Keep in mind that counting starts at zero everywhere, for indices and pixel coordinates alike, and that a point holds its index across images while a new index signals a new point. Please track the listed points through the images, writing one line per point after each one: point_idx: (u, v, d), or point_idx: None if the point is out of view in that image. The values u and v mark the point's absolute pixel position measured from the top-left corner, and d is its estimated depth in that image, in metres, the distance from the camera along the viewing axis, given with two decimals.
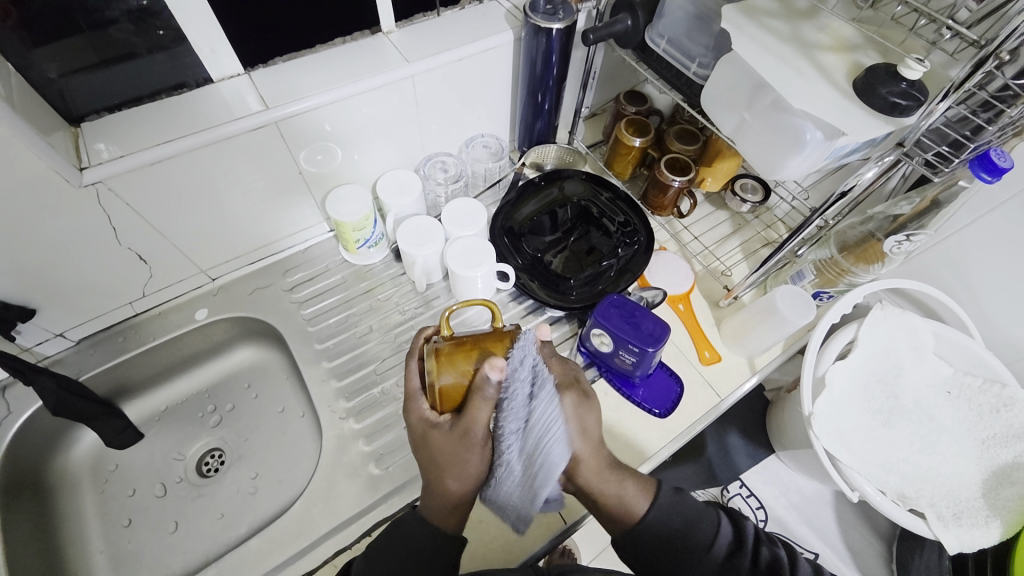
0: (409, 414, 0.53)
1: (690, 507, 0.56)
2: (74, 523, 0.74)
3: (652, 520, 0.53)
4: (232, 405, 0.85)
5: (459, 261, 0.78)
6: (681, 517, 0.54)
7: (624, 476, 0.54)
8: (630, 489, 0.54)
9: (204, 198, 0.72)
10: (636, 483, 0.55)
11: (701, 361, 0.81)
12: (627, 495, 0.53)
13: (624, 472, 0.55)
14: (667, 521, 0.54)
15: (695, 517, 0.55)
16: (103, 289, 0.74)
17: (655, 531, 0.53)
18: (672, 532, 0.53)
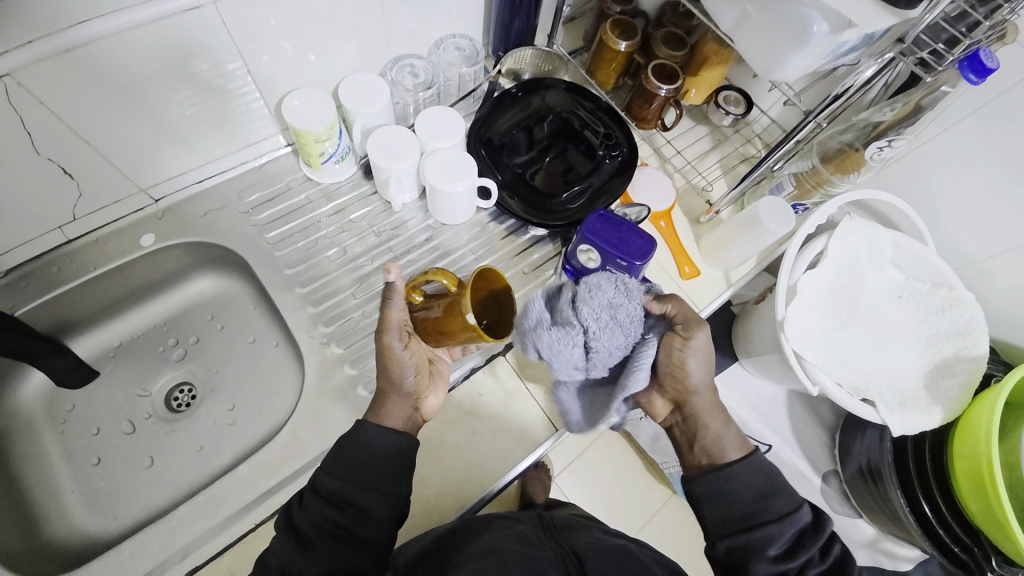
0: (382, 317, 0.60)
1: (775, 484, 0.57)
2: (38, 465, 0.69)
3: (735, 470, 0.57)
4: (196, 337, 0.79)
5: (438, 175, 0.73)
6: (765, 485, 0.56)
7: (725, 422, 0.61)
8: (728, 435, 0.60)
9: (130, 98, 0.61)
10: (735, 436, 0.60)
11: (681, 276, 0.82)
12: (722, 437, 0.60)
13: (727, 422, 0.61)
14: (745, 488, 0.57)
15: (777, 496, 0.55)
16: (24, 211, 0.63)
17: (737, 486, 0.57)
18: (753, 495, 0.56)
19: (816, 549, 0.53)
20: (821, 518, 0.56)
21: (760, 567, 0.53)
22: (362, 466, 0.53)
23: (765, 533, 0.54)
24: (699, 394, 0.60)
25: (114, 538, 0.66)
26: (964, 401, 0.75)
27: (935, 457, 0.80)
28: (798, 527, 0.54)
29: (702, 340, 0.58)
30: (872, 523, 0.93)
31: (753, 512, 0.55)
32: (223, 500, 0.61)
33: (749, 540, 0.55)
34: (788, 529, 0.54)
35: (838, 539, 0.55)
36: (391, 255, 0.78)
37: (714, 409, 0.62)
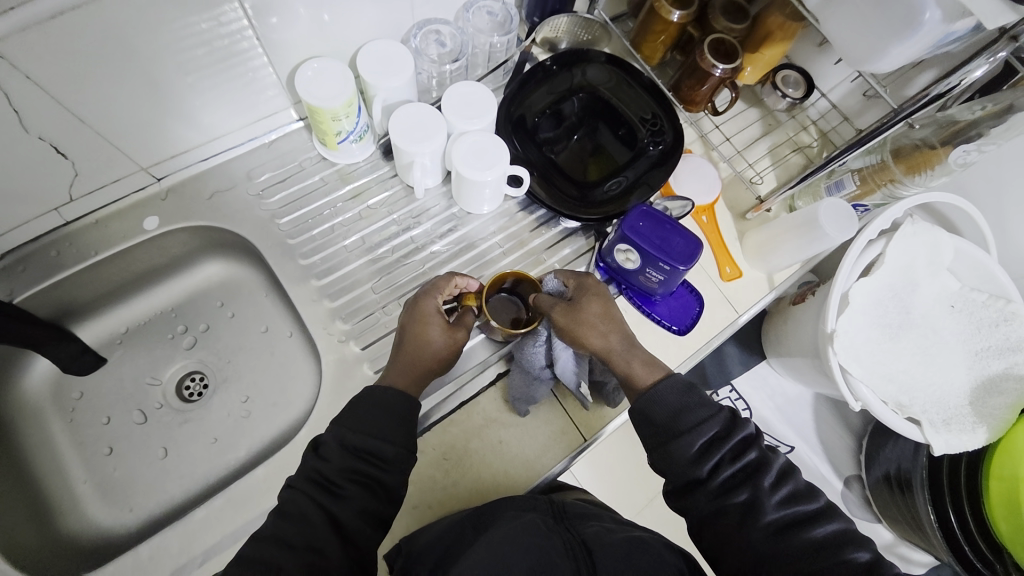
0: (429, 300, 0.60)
1: (691, 397, 0.54)
2: (50, 453, 0.67)
3: (642, 399, 0.55)
4: (206, 325, 0.75)
5: (467, 162, 0.66)
6: (674, 402, 0.54)
7: (632, 364, 0.58)
8: (635, 376, 0.58)
9: (127, 70, 0.54)
10: (643, 374, 0.57)
11: (722, 277, 0.77)
12: (629, 380, 0.58)
13: (633, 361, 0.58)
14: (646, 416, 0.54)
15: (685, 403, 0.53)
16: (17, 192, 0.58)
17: (645, 413, 0.54)
18: (665, 411, 0.53)
19: (725, 452, 0.51)
20: (738, 421, 0.53)
21: (674, 477, 0.52)
22: (367, 430, 0.51)
23: (679, 444, 0.51)
24: (593, 351, 0.60)
25: (130, 530, 0.65)
26: (1008, 420, 0.72)
27: (970, 476, 0.78)
28: (712, 430, 0.52)
29: (565, 313, 0.60)
30: (892, 530, 0.93)
31: (670, 426, 0.53)
32: (242, 503, 0.59)
33: (659, 454, 0.53)
34: (700, 438, 0.51)
35: (756, 445, 0.52)
36: (412, 246, 0.72)
37: (620, 352, 0.59)
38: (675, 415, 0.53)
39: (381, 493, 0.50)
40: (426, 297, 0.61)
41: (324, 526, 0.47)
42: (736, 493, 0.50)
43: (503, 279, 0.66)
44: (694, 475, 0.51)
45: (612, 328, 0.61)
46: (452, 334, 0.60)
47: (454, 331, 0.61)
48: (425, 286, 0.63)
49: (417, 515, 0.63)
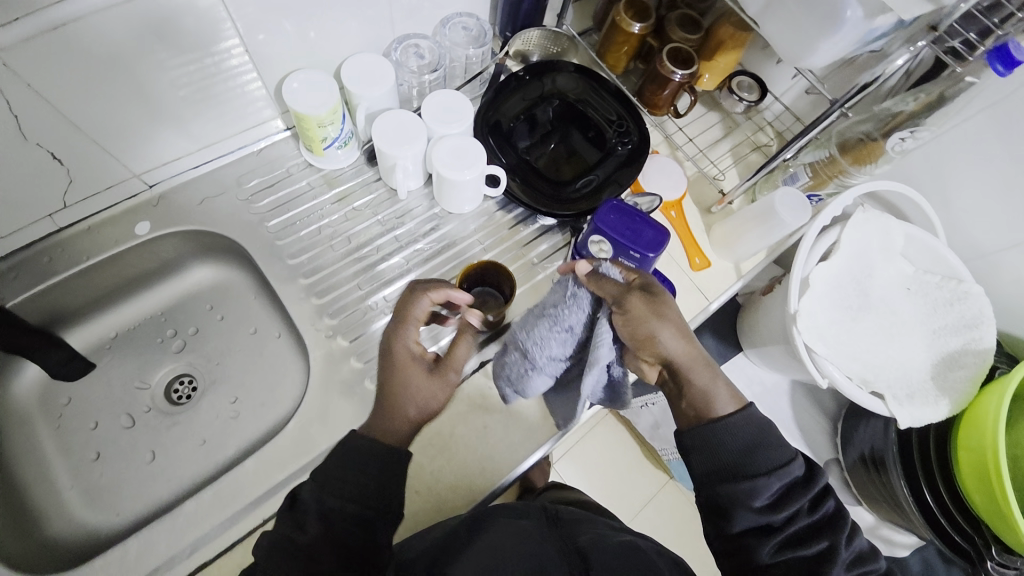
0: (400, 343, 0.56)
1: (767, 436, 0.55)
2: (36, 460, 0.67)
3: (730, 419, 0.55)
4: (195, 328, 0.77)
5: (448, 163, 0.71)
6: (752, 437, 0.54)
7: (714, 375, 0.58)
8: (717, 390, 0.57)
9: (123, 81, 0.58)
10: (725, 390, 0.57)
11: (692, 268, 0.81)
12: (712, 393, 0.57)
13: (715, 375, 0.58)
14: (729, 440, 0.54)
15: (769, 445, 0.54)
16: (13, 200, 0.60)
17: (722, 439, 0.54)
18: (743, 446, 0.54)
19: (804, 501, 0.52)
20: (814, 469, 0.55)
21: (743, 517, 0.52)
22: (341, 494, 0.49)
23: (757, 486, 0.52)
24: (672, 360, 0.57)
25: (117, 534, 0.65)
26: (969, 394, 0.76)
27: (940, 449, 0.82)
28: (789, 477, 0.53)
29: (645, 303, 0.55)
30: (873, 511, 0.95)
31: (745, 464, 0.53)
32: (232, 495, 0.59)
33: (731, 489, 0.53)
34: (776, 482, 0.52)
35: (827, 495, 0.54)
36: (397, 245, 0.75)
37: (700, 364, 0.58)
38: (757, 455, 0.53)
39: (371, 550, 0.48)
40: (397, 335, 0.57)
41: (314, 506, 0.48)
42: (808, 542, 0.51)
43: (471, 272, 0.69)
44: (768, 519, 0.52)
45: (689, 336, 0.58)
46: (430, 380, 0.55)
47: (434, 374, 0.56)
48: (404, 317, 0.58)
49: (406, 503, 0.64)
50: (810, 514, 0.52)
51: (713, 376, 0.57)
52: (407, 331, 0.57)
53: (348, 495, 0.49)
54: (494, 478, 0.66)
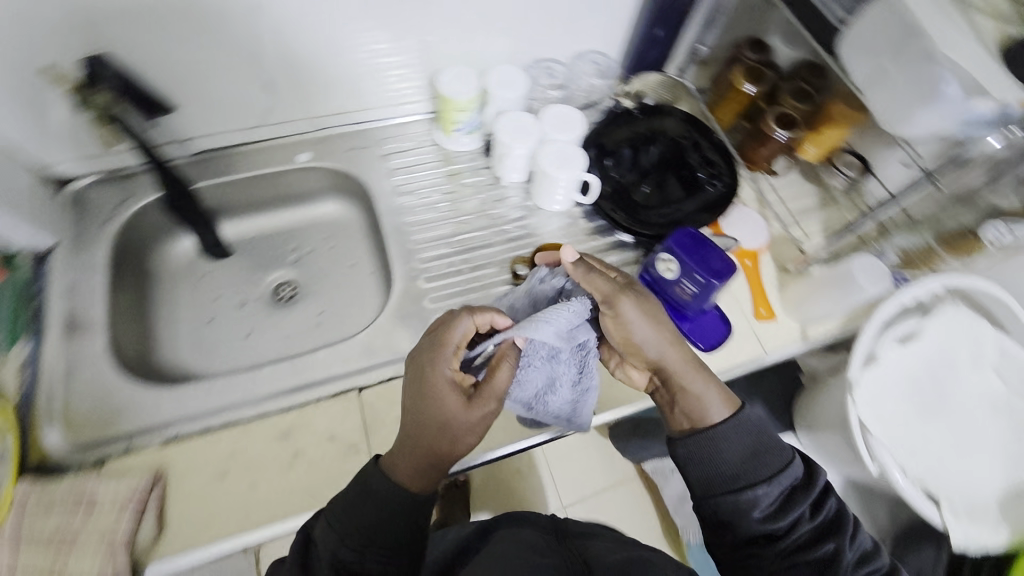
0: (439, 373, 0.54)
1: (765, 436, 0.55)
2: (166, 311, 0.84)
3: (725, 427, 0.55)
4: (310, 249, 0.93)
5: (550, 161, 0.81)
6: (751, 443, 0.55)
7: (708, 382, 0.58)
8: (710, 398, 0.57)
9: (333, 40, 0.76)
10: (720, 398, 0.58)
11: (755, 316, 0.82)
12: (705, 400, 0.57)
13: (709, 381, 0.58)
14: (727, 449, 0.54)
15: (765, 443, 0.55)
16: (229, 108, 0.80)
17: (720, 447, 0.55)
18: (743, 451, 0.54)
19: (807, 507, 0.53)
20: (813, 471, 0.55)
21: (747, 526, 0.53)
22: (359, 537, 0.50)
23: (757, 491, 0.52)
24: (658, 363, 0.59)
25: None
26: None
27: None
28: (789, 482, 0.53)
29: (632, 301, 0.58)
30: None
31: (744, 468, 0.54)
32: (298, 373, 0.70)
33: (732, 498, 0.53)
34: (776, 487, 0.53)
35: (832, 495, 0.54)
36: (487, 221, 0.87)
37: (691, 369, 0.58)
38: (754, 460, 0.54)
39: None
40: (433, 365, 0.54)
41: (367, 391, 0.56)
42: (818, 547, 0.51)
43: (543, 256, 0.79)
44: (770, 527, 0.52)
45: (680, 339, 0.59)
46: (467, 417, 0.53)
47: (471, 408, 0.53)
48: (449, 348, 0.55)
49: None
50: (815, 518, 0.53)
51: (705, 381, 0.58)
52: (445, 361, 0.54)
53: (365, 533, 0.50)
54: (506, 441, 0.69)
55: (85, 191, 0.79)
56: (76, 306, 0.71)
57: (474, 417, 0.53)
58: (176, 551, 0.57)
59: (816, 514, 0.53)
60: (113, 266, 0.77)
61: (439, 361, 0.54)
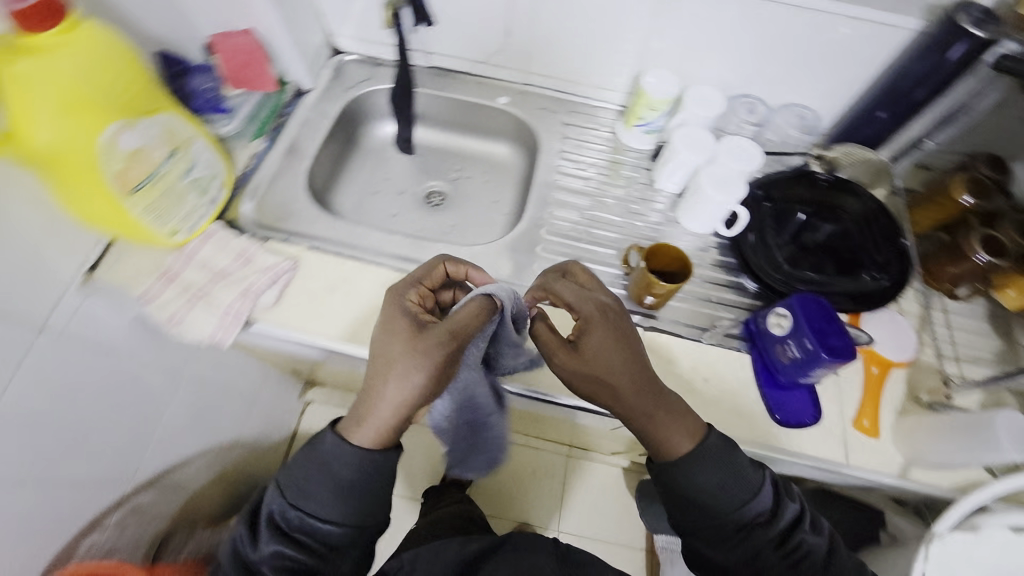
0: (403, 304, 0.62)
1: (732, 460, 0.59)
2: (350, 172, 1.02)
3: (693, 462, 0.58)
4: (470, 176, 1.06)
5: (710, 181, 0.81)
6: (721, 476, 0.58)
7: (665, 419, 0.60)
8: (671, 433, 0.59)
9: (578, 13, 0.85)
10: (680, 435, 0.59)
11: (854, 424, 0.73)
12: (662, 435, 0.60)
13: (668, 419, 0.60)
14: (692, 479, 0.58)
15: (733, 475, 0.58)
16: (471, 41, 0.95)
17: (687, 475, 0.58)
18: (711, 482, 0.58)
19: (771, 539, 0.57)
20: (782, 506, 0.59)
21: (714, 551, 0.58)
22: (310, 496, 0.56)
23: (724, 519, 0.57)
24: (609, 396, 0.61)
25: None
26: None
27: None
28: (754, 514, 0.58)
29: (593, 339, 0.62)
30: None
31: (714, 494, 0.57)
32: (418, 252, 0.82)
33: (698, 524, 0.58)
34: (740, 517, 0.57)
35: (802, 530, 0.58)
36: (624, 213, 0.91)
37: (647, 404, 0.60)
38: (719, 490, 0.57)
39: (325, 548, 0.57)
40: (395, 296, 0.63)
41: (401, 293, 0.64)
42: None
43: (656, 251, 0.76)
44: (735, 556, 0.57)
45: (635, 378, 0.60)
46: (411, 343, 0.57)
47: (416, 340, 0.58)
48: (417, 285, 0.65)
49: None
50: (791, 551, 0.57)
51: (664, 416, 0.60)
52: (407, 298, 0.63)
53: (314, 500, 0.56)
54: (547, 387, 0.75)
55: (346, 63, 1.00)
56: (300, 137, 0.91)
57: (419, 343, 0.57)
58: (279, 323, 0.74)
59: (794, 547, 0.57)
60: (337, 120, 0.97)
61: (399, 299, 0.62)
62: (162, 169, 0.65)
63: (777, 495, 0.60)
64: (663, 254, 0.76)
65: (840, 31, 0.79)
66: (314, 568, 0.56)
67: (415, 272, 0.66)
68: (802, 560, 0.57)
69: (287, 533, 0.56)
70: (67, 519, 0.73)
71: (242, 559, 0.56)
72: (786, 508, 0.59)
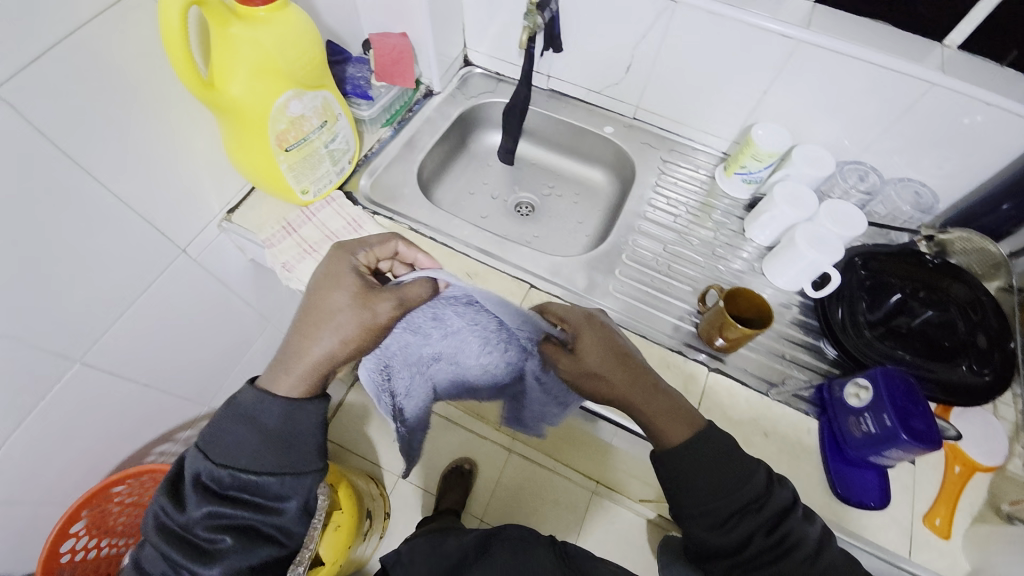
0: (349, 266, 0.63)
1: (725, 444, 0.59)
2: (455, 171, 1.11)
3: (691, 451, 0.59)
4: (560, 194, 1.11)
5: (806, 238, 0.80)
6: (711, 454, 0.58)
7: (656, 407, 0.62)
8: (666, 422, 0.61)
9: (699, 60, 0.89)
10: (676, 424, 0.61)
11: (923, 519, 0.68)
12: (659, 424, 0.61)
13: (662, 409, 0.61)
14: (684, 459, 0.58)
15: (723, 453, 0.59)
16: (588, 72, 1.01)
17: (681, 454, 0.59)
18: (701, 461, 0.58)
19: (758, 527, 0.56)
20: (776, 493, 0.57)
21: (702, 535, 0.58)
22: (234, 452, 0.55)
23: (713, 498, 0.57)
24: (610, 393, 0.62)
25: None
26: None
27: None
28: (744, 500, 0.57)
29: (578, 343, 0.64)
30: None
31: (705, 473, 0.58)
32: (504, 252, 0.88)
33: (687, 500, 0.58)
34: (729, 500, 0.57)
35: (797, 522, 0.56)
36: (706, 255, 0.92)
37: (645, 392, 0.62)
38: (706, 468, 0.58)
39: (262, 504, 0.55)
40: (341, 255, 0.64)
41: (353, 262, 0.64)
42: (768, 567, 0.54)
43: (735, 293, 0.76)
44: (721, 541, 0.56)
45: (624, 370, 0.63)
46: (356, 298, 0.59)
47: (363, 299, 0.59)
48: (366, 251, 0.65)
49: None
50: (779, 538, 0.55)
51: (660, 406, 0.62)
52: (354, 259, 0.64)
53: (239, 454, 0.55)
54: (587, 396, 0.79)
55: (472, 75, 1.10)
56: (420, 132, 1.01)
57: (359, 301, 0.59)
58: None
59: (782, 534, 0.55)
60: (454, 123, 1.06)
61: (344, 257, 0.64)
62: (311, 136, 0.76)
63: (770, 482, 0.58)
64: (744, 297, 0.75)
65: (975, 118, 0.76)
66: (252, 522, 0.54)
67: (370, 235, 0.66)
68: (794, 549, 0.54)
69: (223, 494, 0.54)
70: (151, 415, 0.85)
71: (168, 530, 0.53)
72: (779, 495, 0.57)
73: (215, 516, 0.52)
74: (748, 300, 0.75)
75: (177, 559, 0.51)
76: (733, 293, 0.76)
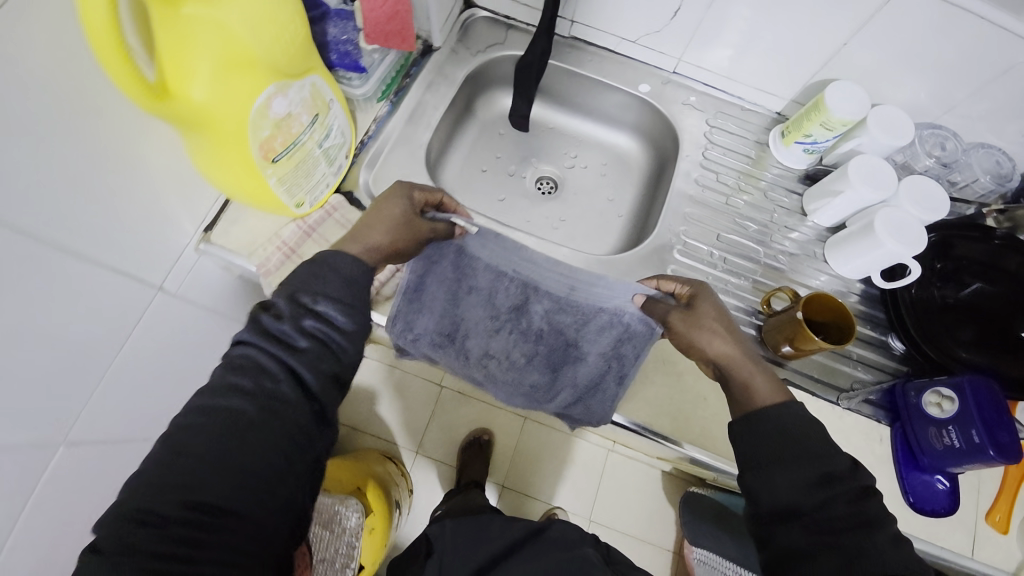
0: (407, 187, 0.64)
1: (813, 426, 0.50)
2: (463, 145, 0.94)
3: (775, 414, 0.51)
4: (585, 165, 0.97)
5: (887, 224, 0.70)
6: (794, 428, 0.50)
7: (755, 373, 0.56)
8: (762, 387, 0.54)
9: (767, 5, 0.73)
10: (770, 393, 0.54)
11: (985, 516, 0.68)
12: (755, 387, 0.55)
13: (766, 378, 0.55)
14: (765, 426, 0.51)
15: (810, 428, 0.50)
16: (623, 18, 0.83)
17: (762, 420, 0.51)
18: (784, 430, 0.50)
19: (834, 496, 0.46)
20: (862, 476, 0.48)
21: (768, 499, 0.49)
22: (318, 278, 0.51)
23: (789, 464, 0.48)
24: (712, 352, 0.58)
25: None
26: None
27: None
28: (823, 469, 0.48)
29: (702, 304, 0.61)
30: None
31: (785, 443, 0.50)
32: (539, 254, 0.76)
33: (762, 465, 0.50)
34: (807, 467, 0.48)
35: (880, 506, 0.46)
36: (760, 240, 0.82)
37: (748, 360, 0.57)
38: (789, 437, 0.50)
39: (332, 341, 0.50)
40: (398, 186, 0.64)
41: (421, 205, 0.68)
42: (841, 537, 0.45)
43: (814, 298, 0.68)
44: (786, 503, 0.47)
45: (738, 336, 0.59)
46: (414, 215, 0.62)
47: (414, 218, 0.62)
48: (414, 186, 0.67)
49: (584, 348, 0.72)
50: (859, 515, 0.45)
51: (762, 374, 0.55)
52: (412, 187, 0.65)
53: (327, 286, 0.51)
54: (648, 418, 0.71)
55: (475, 21, 0.89)
56: (422, 104, 0.83)
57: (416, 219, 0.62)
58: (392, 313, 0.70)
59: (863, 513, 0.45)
60: (461, 88, 0.87)
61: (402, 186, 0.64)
62: (302, 138, 0.59)
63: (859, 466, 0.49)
64: (824, 302, 0.68)
65: None
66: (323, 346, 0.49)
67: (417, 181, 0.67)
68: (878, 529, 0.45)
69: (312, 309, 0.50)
70: None
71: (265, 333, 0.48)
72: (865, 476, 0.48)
73: (306, 324, 0.49)
74: (828, 306, 0.68)
75: (265, 352, 0.48)
76: (812, 299, 0.68)
